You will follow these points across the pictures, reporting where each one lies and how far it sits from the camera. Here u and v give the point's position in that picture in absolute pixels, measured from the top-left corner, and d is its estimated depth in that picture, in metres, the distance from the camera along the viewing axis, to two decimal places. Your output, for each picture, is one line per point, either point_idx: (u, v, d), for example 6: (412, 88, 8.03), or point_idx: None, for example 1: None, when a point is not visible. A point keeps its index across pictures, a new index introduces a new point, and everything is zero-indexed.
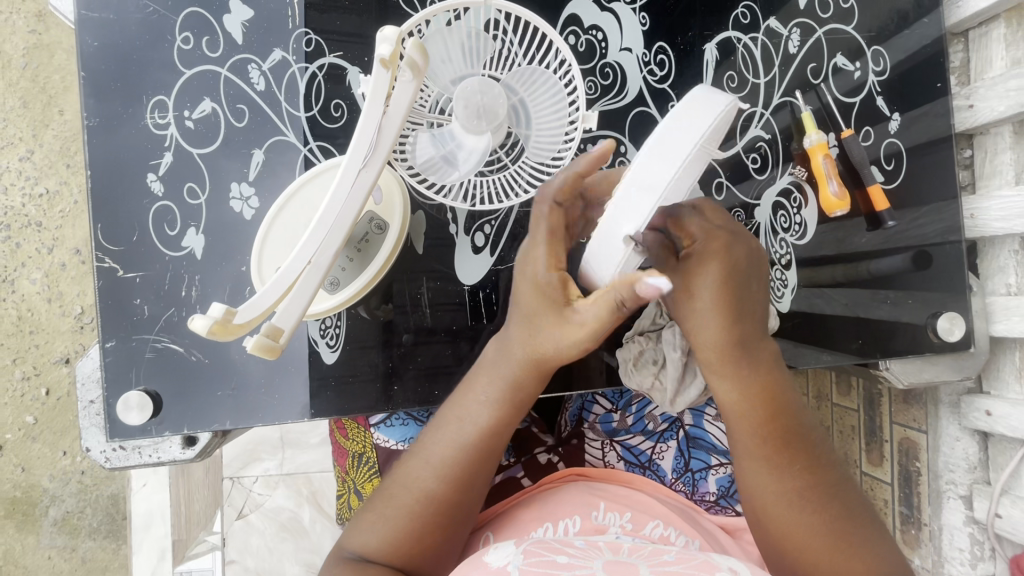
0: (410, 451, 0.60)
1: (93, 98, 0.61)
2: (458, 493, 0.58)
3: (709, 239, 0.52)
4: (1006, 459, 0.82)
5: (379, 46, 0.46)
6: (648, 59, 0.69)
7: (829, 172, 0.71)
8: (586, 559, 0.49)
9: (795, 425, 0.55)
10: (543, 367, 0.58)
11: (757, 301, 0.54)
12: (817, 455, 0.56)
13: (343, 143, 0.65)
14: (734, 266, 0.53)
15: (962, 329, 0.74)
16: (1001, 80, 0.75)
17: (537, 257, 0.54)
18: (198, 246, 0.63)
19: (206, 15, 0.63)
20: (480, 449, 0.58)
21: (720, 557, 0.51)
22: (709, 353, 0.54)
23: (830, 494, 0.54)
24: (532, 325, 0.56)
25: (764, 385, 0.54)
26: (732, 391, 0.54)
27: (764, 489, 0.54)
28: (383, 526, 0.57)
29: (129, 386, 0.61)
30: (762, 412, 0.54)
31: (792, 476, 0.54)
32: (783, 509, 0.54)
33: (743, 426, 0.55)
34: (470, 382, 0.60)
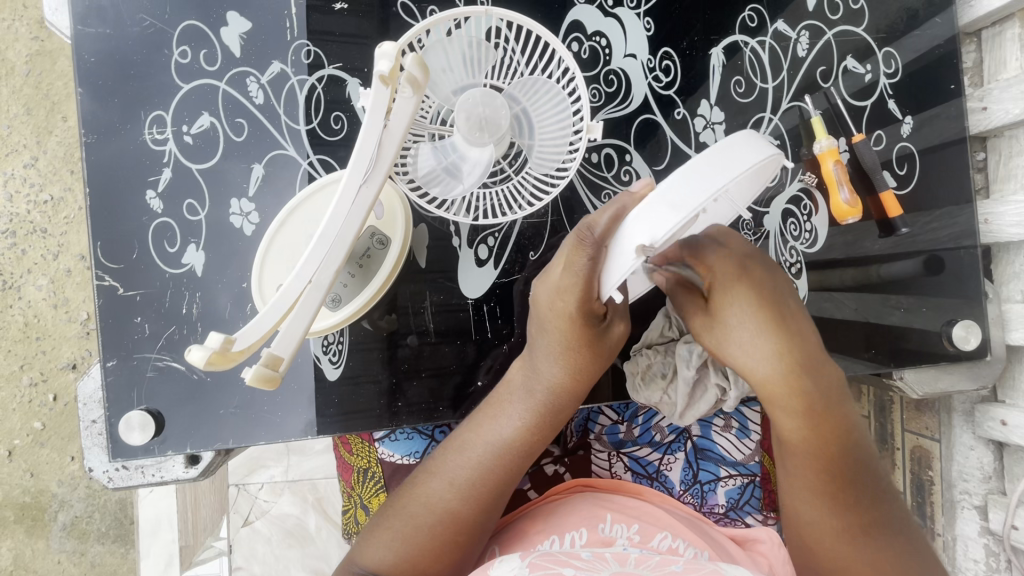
0: (428, 468, 0.60)
1: (90, 113, 0.61)
2: (482, 513, 0.58)
3: (728, 268, 0.56)
4: (1022, 468, 0.79)
5: (377, 62, 0.45)
6: (653, 65, 0.68)
7: (840, 177, 0.69)
8: (592, 570, 0.48)
9: (853, 454, 0.55)
10: (576, 388, 0.60)
11: (804, 327, 0.55)
12: (871, 486, 0.55)
13: (343, 156, 0.64)
14: (763, 290, 0.56)
15: (978, 338, 0.72)
16: (1016, 81, 0.73)
17: (577, 293, 0.54)
18: (199, 263, 0.62)
19: (204, 27, 0.62)
20: (511, 466, 0.59)
21: (730, 566, 0.50)
22: (768, 385, 0.54)
23: (881, 526, 0.55)
24: (568, 352, 0.58)
25: (827, 416, 0.54)
26: (797, 426, 0.54)
27: (821, 529, 0.55)
28: (399, 543, 0.56)
29: (131, 406, 0.61)
30: (824, 448, 0.54)
31: (852, 512, 0.54)
32: (841, 544, 0.54)
33: (803, 461, 0.54)
34: (497, 402, 0.60)
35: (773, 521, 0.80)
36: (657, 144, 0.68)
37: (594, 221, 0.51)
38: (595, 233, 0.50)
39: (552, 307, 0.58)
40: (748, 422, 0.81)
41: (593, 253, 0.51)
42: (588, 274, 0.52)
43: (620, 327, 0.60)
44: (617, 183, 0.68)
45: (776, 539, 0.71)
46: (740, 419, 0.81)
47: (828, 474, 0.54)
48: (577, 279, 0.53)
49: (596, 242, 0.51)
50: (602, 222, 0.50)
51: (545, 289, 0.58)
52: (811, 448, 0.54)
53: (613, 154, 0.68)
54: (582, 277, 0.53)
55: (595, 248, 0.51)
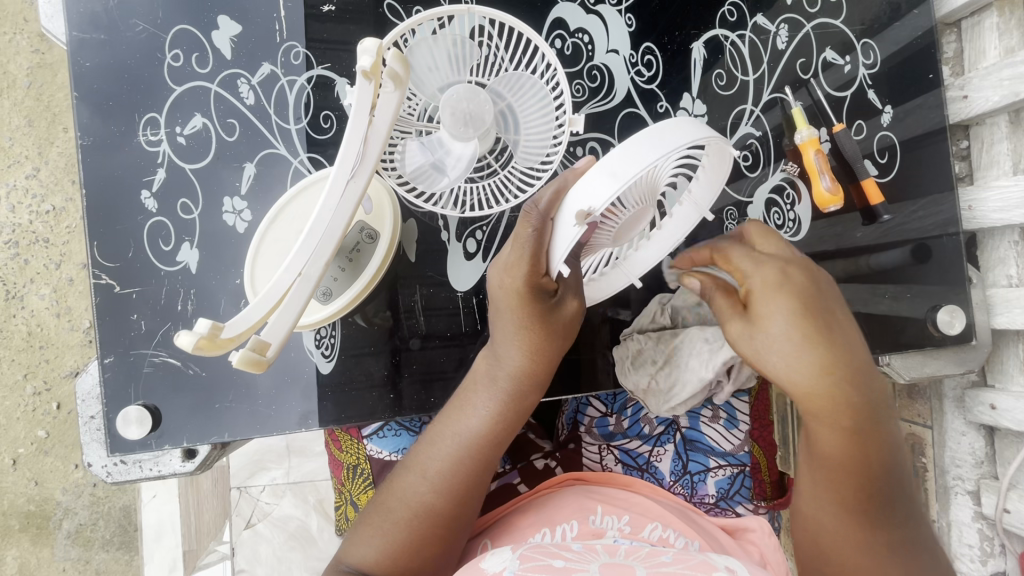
0: (405, 464, 0.61)
1: (87, 116, 0.62)
2: (450, 501, 0.58)
3: (766, 274, 0.51)
4: (1013, 452, 0.80)
5: (360, 58, 0.46)
6: (635, 60, 0.69)
7: (821, 167, 0.70)
8: (582, 562, 0.49)
9: (886, 478, 0.51)
10: (536, 374, 0.60)
11: (846, 330, 0.50)
12: (900, 509, 0.52)
13: (333, 154, 0.66)
14: (809, 295, 0.50)
15: (963, 322, 0.73)
16: (994, 69, 0.74)
17: (525, 269, 0.54)
18: (193, 260, 0.63)
19: (195, 31, 0.64)
20: (477, 455, 0.59)
21: (719, 557, 0.50)
22: (809, 396, 0.49)
23: (913, 553, 0.51)
24: (526, 336, 0.58)
25: (867, 433, 0.50)
26: (832, 438, 0.50)
27: (843, 539, 0.52)
28: (382, 538, 0.57)
29: (129, 401, 0.62)
30: (864, 467, 0.50)
31: (877, 527, 0.51)
32: (872, 566, 0.51)
33: (830, 477, 0.51)
34: (464, 392, 0.61)
35: (763, 510, 0.81)
36: None
37: (540, 196, 0.51)
38: (540, 208, 0.50)
39: (504, 292, 0.58)
40: (736, 413, 0.82)
41: (539, 225, 0.51)
42: (537, 249, 0.52)
43: (573, 303, 0.59)
44: None
45: (766, 527, 0.72)
46: (729, 410, 0.82)
47: (859, 492, 0.51)
48: (524, 252, 0.53)
49: (541, 216, 0.50)
50: (545, 198, 0.50)
51: (497, 275, 0.59)
52: (849, 466, 0.50)
53: (598, 148, 0.69)
54: (531, 248, 0.52)
55: (541, 221, 0.51)
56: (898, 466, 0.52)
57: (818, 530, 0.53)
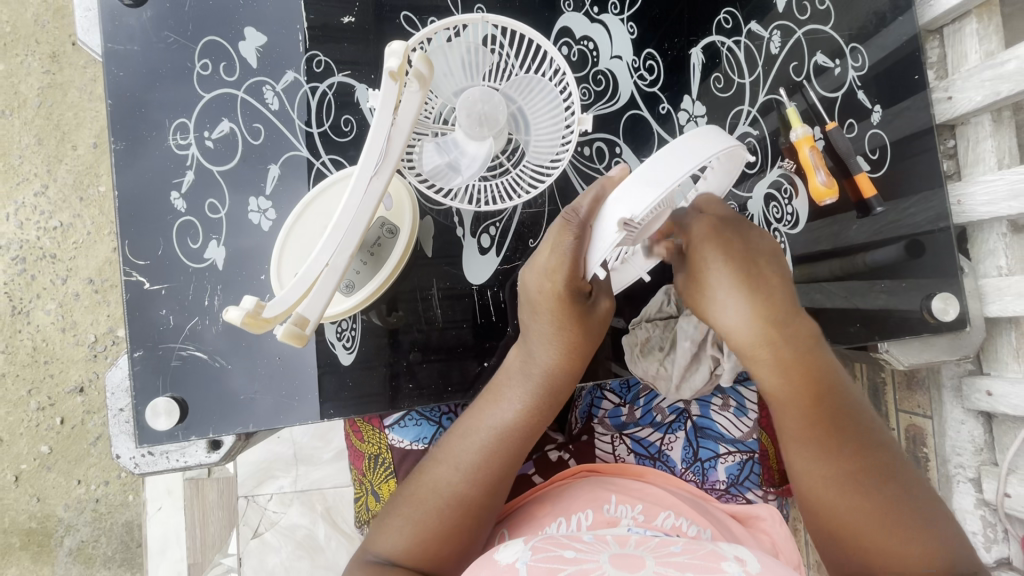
0: (435, 457, 0.62)
1: (120, 122, 0.66)
2: (487, 493, 0.60)
3: (708, 233, 0.58)
4: (1011, 438, 0.83)
5: (388, 60, 0.50)
6: (638, 65, 0.73)
7: (816, 162, 0.74)
8: (592, 553, 0.50)
9: (837, 405, 0.57)
10: (568, 372, 0.63)
11: (774, 281, 0.57)
12: (862, 435, 0.57)
13: (353, 155, 0.69)
14: (732, 248, 0.58)
15: (957, 309, 0.76)
16: (975, 71, 0.79)
17: (564, 273, 0.57)
18: (220, 257, 0.66)
19: (222, 41, 0.68)
20: (513, 449, 0.61)
21: (727, 546, 0.52)
22: (743, 339, 0.56)
23: (883, 477, 0.55)
24: (560, 334, 0.61)
25: (802, 363, 0.56)
26: (774, 375, 0.56)
27: (817, 477, 0.56)
28: (413, 529, 0.58)
29: (157, 393, 0.64)
30: (809, 402, 0.56)
31: (842, 458, 0.56)
32: (841, 494, 0.55)
33: (786, 412, 0.57)
34: (495, 389, 0.63)
35: (773, 496, 0.83)
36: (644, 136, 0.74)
37: (578, 203, 0.56)
38: (579, 215, 0.55)
39: (541, 291, 0.60)
40: (745, 402, 0.85)
41: (577, 234, 0.55)
42: (575, 253, 0.56)
43: (605, 303, 0.63)
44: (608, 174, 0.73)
45: (777, 516, 0.73)
46: (737, 398, 0.85)
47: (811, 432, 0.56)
48: (565, 257, 0.56)
49: (581, 220, 0.55)
50: (585, 203, 0.55)
51: (534, 275, 0.61)
52: (794, 396, 0.56)
53: (604, 147, 0.73)
54: (570, 257, 0.56)
55: (580, 229, 0.55)
56: (846, 396, 0.58)
57: (794, 472, 0.58)
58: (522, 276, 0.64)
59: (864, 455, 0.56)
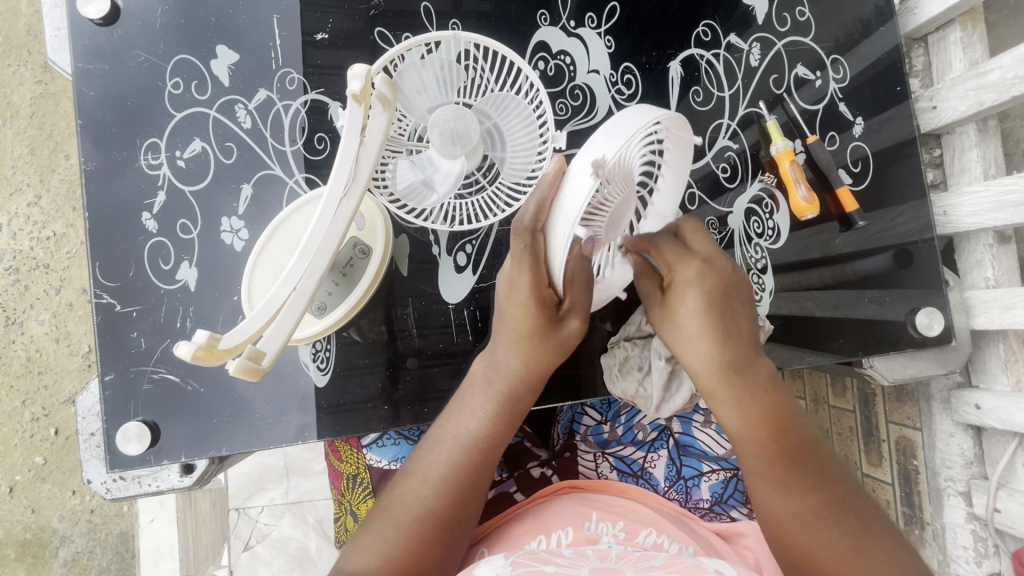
0: (405, 470, 0.62)
1: (90, 142, 0.65)
2: (454, 505, 0.59)
3: (685, 267, 0.58)
4: (1001, 452, 0.82)
5: (350, 83, 0.48)
6: (616, 79, 0.73)
7: (797, 176, 0.72)
8: (573, 567, 0.50)
9: (800, 440, 0.56)
10: (531, 380, 0.62)
11: (742, 318, 0.59)
12: (826, 470, 0.56)
13: (327, 173, 0.68)
14: (715, 286, 0.58)
15: (941, 324, 0.75)
16: (959, 81, 0.78)
17: (528, 280, 0.57)
18: (192, 279, 0.65)
19: (194, 60, 0.67)
20: (477, 457, 0.60)
21: (708, 559, 0.51)
22: (704, 372, 0.57)
23: (849, 515, 0.54)
24: (525, 340, 0.60)
25: (763, 402, 0.57)
26: (733, 410, 0.57)
27: (783, 514, 0.54)
28: (381, 546, 0.57)
29: (129, 418, 0.63)
30: (773, 438, 0.56)
31: (813, 497, 0.54)
32: (806, 535, 0.53)
33: (749, 450, 0.56)
34: (461, 398, 0.62)
35: (759, 514, 0.81)
36: None
37: (525, 211, 0.54)
38: (526, 223, 0.54)
39: (508, 296, 0.60)
40: None
41: (530, 237, 0.55)
42: (535, 261, 0.56)
43: (576, 322, 0.60)
44: None
45: (760, 531, 0.72)
46: None
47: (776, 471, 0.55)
48: (526, 262, 0.56)
49: (528, 227, 0.54)
50: (529, 210, 0.53)
51: (503, 284, 0.60)
52: (755, 432, 0.56)
53: None
54: (530, 262, 0.56)
55: (531, 235, 0.55)
56: (810, 434, 0.57)
57: (760, 510, 0.56)
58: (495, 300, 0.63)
59: (833, 492, 0.54)
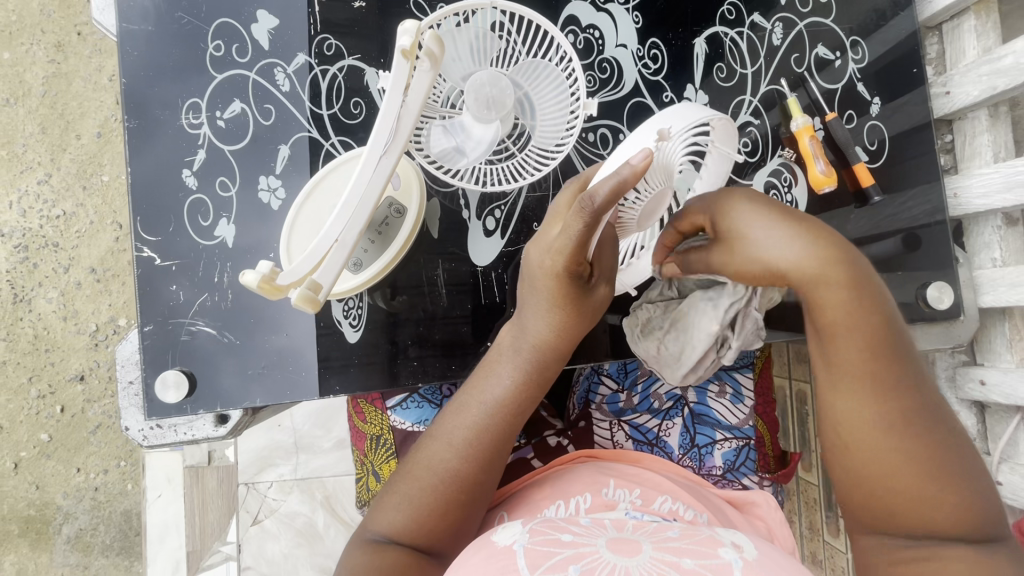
0: (431, 432, 0.64)
1: (133, 102, 0.67)
2: (481, 470, 0.61)
3: (743, 187, 0.56)
4: (1004, 427, 0.85)
5: (400, 39, 0.51)
6: (643, 54, 0.75)
7: (815, 151, 0.75)
8: (588, 537, 0.49)
9: (896, 350, 0.51)
10: (558, 348, 0.63)
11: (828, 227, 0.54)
12: (919, 386, 0.51)
13: (362, 137, 0.70)
14: (783, 205, 0.55)
15: (952, 297, 0.78)
16: (973, 66, 0.80)
17: (566, 254, 0.55)
18: (230, 235, 0.67)
19: (235, 23, 0.69)
20: (503, 424, 0.62)
21: (725, 531, 0.51)
22: (800, 267, 0.52)
23: (930, 430, 0.50)
24: (554, 312, 0.61)
25: (865, 303, 0.51)
26: (830, 305, 0.52)
27: (860, 419, 0.51)
28: (408, 506, 0.60)
29: (167, 367, 0.65)
30: (868, 341, 0.51)
31: (902, 407, 0.50)
32: (887, 438, 0.50)
33: (840, 345, 0.52)
34: (487, 366, 0.64)
35: (769, 482, 0.84)
36: None
37: (596, 190, 0.48)
38: (594, 205, 0.48)
39: (542, 265, 0.59)
40: (741, 388, 0.86)
41: (589, 222, 0.50)
42: (582, 238, 0.53)
43: (603, 289, 0.62)
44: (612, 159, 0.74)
45: (771, 502, 0.75)
46: (734, 385, 0.86)
47: (866, 373, 0.51)
48: (571, 239, 0.53)
49: (595, 211, 0.49)
50: (602, 194, 0.47)
51: (538, 250, 0.60)
52: (852, 330, 0.51)
53: (608, 134, 0.74)
54: (574, 241, 0.53)
55: (592, 217, 0.50)
56: (906, 349, 0.52)
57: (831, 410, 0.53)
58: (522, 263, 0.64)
59: (925, 409, 0.50)
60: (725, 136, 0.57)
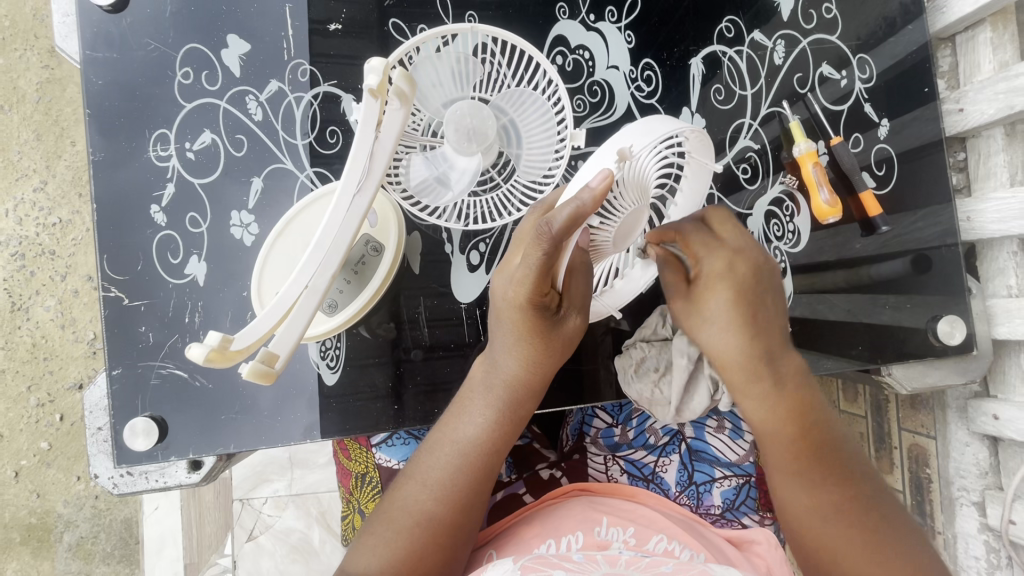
0: (407, 473, 0.61)
1: (98, 133, 0.64)
2: (460, 514, 0.58)
3: (714, 259, 0.53)
4: (1018, 463, 0.81)
5: (367, 77, 0.47)
6: (635, 76, 0.71)
7: (819, 179, 0.71)
8: (584, 571, 0.49)
9: (827, 440, 0.54)
10: (534, 385, 0.60)
11: (773, 317, 0.54)
12: (849, 469, 0.54)
13: (339, 168, 0.67)
14: (745, 279, 0.53)
15: (964, 332, 0.74)
16: (989, 83, 0.75)
17: (530, 284, 0.52)
18: (201, 273, 0.64)
19: (205, 49, 0.65)
20: (478, 467, 0.59)
21: (720, 568, 0.50)
22: (734, 368, 0.53)
23: (865, 510, 0.54)
24: (525, 347, 0.57)
25: (800, 401, 0.53)
26: (761, 408, 0.53)
27: (799, 506, 0.54)
28: (384, 550, 0.56)
29: (136, 413, 0.63)
30: (799, 436, 0.53)
31: (832, 492, 0.53)
32: (821, 525, 0.53)
33: (775, 441, 0.54)
34: (460, 403, 0.61)
35: (770, 521, 0.80)
36: None
37: (554, 216, 0.46)
38: (552, 231, 0.46)
39: (508, 297, 0.55)
40: (741, 423, 0.83)
41: (549, 248, 0.48)
42: (544, 266, 0.50)
43: (575, 320, 0.58)
44: None
45: (772, 540, 0.72)
46: (734, 420, 0.83)
47: (800, 466, 0.53)
48: (532, 266, 0.50)
49: (553, 236, 0.47)
50: (560, 220, 0.45)
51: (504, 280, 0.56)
52: (783, 430, 0.53)
53: None
54: (536, 269, 0.50)
55: (552, 244, 0.47)
56: (836, 430, 0.55)
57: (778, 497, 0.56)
58: (490, 292, 0.59)
59: (857, 492, 0.54)
60: (699, 148, 0.55)
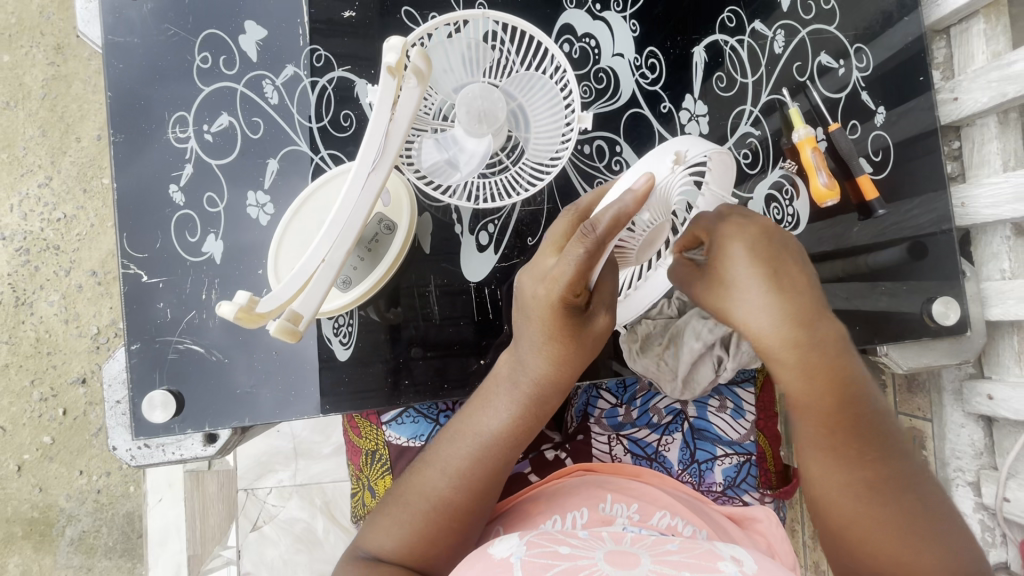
0: (426, 457, 0.62)
1: (119, 115, 0.66)
2: (476, 501, 0.60)
3: (726, 227, 0.52)
4: (1012, 443, 0.83)
5: (386, 55, 0.50)
6: (640, 63, 0.73)
7: (818, 163, 0.73)
8: (587, 549, 0.49)
9: (865, 414, 0.51)
10: (560, 382, 0.60)
11: (802, 279, 0.51)
12: (887, 445, 0.52)
13: (352, 150, 0.69)
14: (768, 244, 0.51)
15: (957, 313, 0.76)
16: (982, 72, 0.78)
17: (563, 283, 0.52)
18: (218, 251, 0.66)
19: (222, 34, 0.67)
20: (498, 458, 0.60)
21: (725, 546, 0.50)
22: (771, 344, 0.49)
23: (902, 489, 0.51)
24: (551, 346, 0.57)
25: (835, 372, 0.50)
26: (798, 383, 0.50)
27: (835, 487, 0.51)
28: (399, 531, 0.58)
29: (154, 386, 0.64)
30: (836, 412, 0.50)
31: (867, 470, 0.51)
32: (856, 505, 0.51)
33: (808, 419, 0.51)
34: (483, 395, 0.62)
35: (769, 498, 0.83)
36: (645, 136, 0.73)
37: (597, 217, 0.47)
38: (597, 232, 0.48)
39: (536, 297, 0.55)
40: (742, 403, 0.85)
41: (593, 248, 0.48)
42: (581, 266, 0.50)
43: (604, 318, 0.58)
44: (609, 172, 0.73)
45: (772, 517, 0.73)
46: (735, 399, 0.85)
47: (837, 446, 0.51)
48: (569, 267, 0.51)
49: (598, 238, 0.48)
50: (604, 222, 0.47)
51: (531, 280, 0.56)
52: (820, 405, 0.50)
53: (604, 145, 0.73)
54: (574, 268, 0.50)
55: (595, 243, 0.48)
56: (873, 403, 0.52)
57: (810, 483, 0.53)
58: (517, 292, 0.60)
59: (894, 469, 0.52)
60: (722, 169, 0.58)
